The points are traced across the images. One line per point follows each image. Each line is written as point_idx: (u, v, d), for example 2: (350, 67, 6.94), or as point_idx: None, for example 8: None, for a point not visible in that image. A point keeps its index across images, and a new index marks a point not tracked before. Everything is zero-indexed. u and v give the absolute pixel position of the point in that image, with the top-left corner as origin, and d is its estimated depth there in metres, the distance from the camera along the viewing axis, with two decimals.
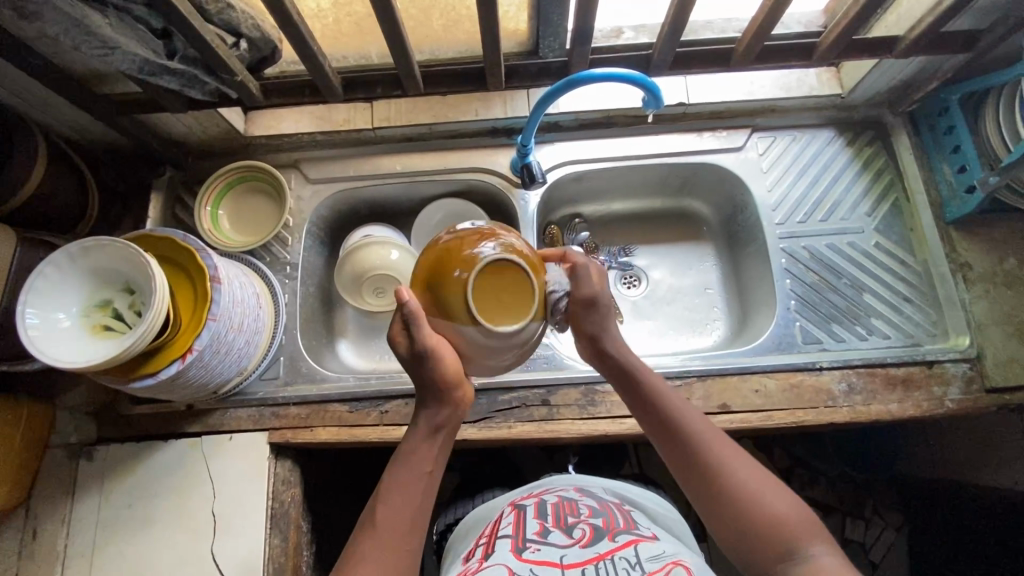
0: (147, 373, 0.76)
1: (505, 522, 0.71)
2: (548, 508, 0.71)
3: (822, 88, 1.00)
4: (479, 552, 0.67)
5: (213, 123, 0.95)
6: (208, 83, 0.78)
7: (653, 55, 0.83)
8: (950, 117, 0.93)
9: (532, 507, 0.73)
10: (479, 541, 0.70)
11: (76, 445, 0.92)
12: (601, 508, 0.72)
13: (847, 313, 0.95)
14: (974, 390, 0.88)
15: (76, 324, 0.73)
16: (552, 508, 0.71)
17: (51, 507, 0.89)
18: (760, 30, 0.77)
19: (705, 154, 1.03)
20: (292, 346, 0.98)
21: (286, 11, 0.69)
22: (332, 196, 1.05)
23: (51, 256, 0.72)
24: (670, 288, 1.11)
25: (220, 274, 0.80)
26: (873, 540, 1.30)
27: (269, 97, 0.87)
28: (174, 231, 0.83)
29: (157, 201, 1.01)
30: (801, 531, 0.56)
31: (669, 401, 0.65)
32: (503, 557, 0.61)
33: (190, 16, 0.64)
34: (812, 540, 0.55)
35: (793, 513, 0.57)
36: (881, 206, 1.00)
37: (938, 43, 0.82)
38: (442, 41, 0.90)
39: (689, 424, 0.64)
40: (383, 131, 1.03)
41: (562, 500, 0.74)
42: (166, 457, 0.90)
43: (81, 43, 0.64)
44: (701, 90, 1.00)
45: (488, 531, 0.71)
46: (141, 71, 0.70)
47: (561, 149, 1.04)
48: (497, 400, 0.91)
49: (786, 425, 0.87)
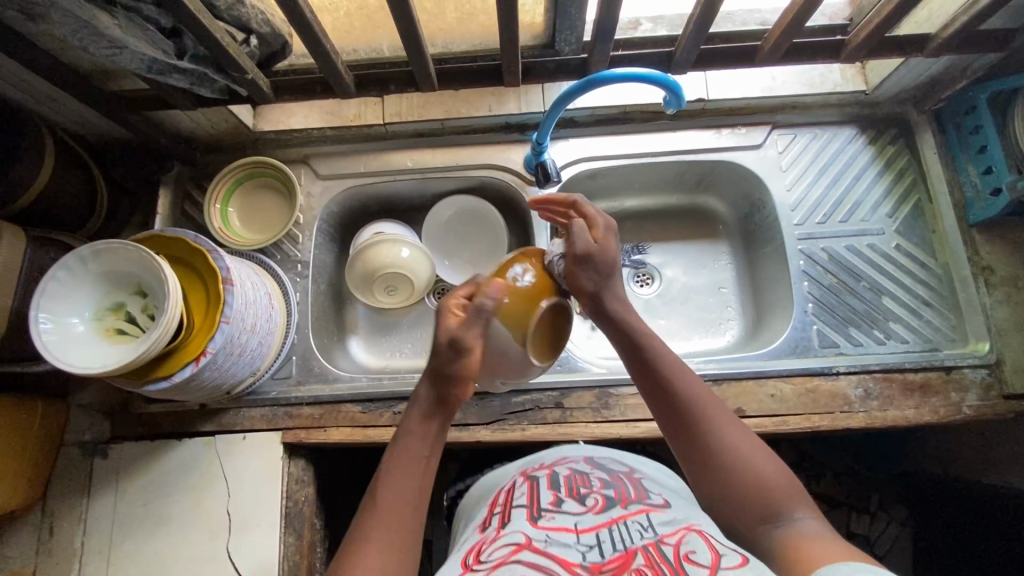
0: (161, 376, 0.75)
1: (517, 492, 0.69)
2: (560, 478, 0.70)
3: (846, 84, 0.97)
4: (492, 521, 0.66)
5: (223, 118, 0.93)
6: (218, 80, 0.75)
7: (676, 53, 0.80)
8: (977, 116, 0.90)
9: (544, 478, 0.71)
10: (491, 511, 0.69)
11: (91, 444, 0.92)
12: (612, 477, 0.71)
13: (864, 317, 0.93)
14: (991, 396, 0.87)
15: (90, 329, 0.72)
16: (565, 479, 0.70)
17: (69, 504, 0.90)
18: (789, 28, 0.74)
19: (723, 151, 1.00)
20: (304, 345, 0.97)
21: (298, 8, 0.66)
22: (342, 193, 1.03)
23: (62, 259, 0.71)
24: (684, 287, 1.10)
25: (231, 277, 0.80)
26: (877, 534, 1.30)
27: (279, 93, 0.85)
28: (185, 232, 0.82)
29: (166, 198, 1.00)
30: (787, 496, 0.56)
31: (666, 367, 0.64)
32: (518, 524, 0.61)
33: (201, 14, 0.62)
34: (797, 505, 0.56)
35: (782, 479, 0.57)
36: (903, 208, 0.98)
37: (973, 41, 0.79)
38: (455, 34, 0.87)
39: (688, 387, 0.62)
40: (394, 127, 1.01)
41: (574, 471, 0.72)
42: (180, 455, 0.91)
43: (91, 43, 0.62)
44: (721, 85, 0.97)
45: (500, 501, 0.70)
46: (149, 70, 0.68)
47: (575, 146, 1.02)
48: (510, 402, 0.91)
49: (802, 430, 0.87)
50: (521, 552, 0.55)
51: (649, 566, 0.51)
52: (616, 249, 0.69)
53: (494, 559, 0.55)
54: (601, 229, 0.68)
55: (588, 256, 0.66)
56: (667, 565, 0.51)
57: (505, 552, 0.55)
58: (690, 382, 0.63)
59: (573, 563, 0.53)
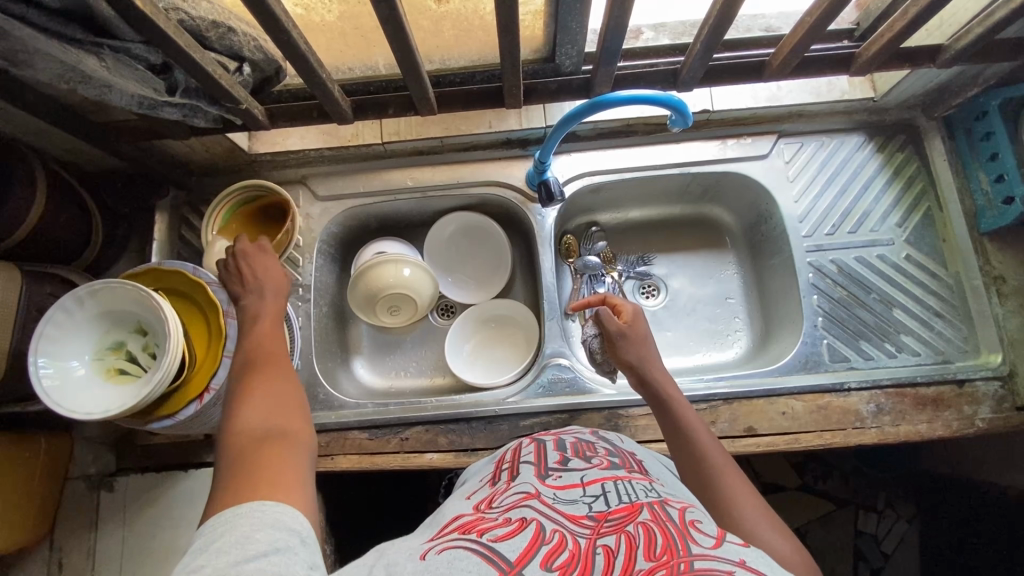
0: (167, 414, 0.74)
1: (524, 450, 0.71)
2: (566, 443, 0.71)
3: (853, 92, 0.95)
4: (499, 476, 0.67)
5: (218, 144, 0.91)
6: (211, 112, 0.73)
7: (682, 70, 0.78)
8: (988, 122, 0.88)
9: (551, 441, 0.72)
10: (498, 466, 0.70)
11: (97, 477, 0.91)
12: (617, 448, 0.71)
13: (876, 330, 0.92)
14: (1005, 409, 0.86)
15: (90, 370, 0.71)
16: (571, 444, 0.71)
17: (77, 537, 0.89)
18: (799, 44, 0.72)
19: (729, 162, 0.99)
20: (308, 371, 0.96)
21: (292, 41, 0.64)
22: (342, 214, 1.01)
23: (59, 301, 0.70)
24: (690, 298, 1.09)
25: (232, 309, 0.79)
26: (884, 532, 1.29)
27: (275, 120, 0.83)
28: (184, 265, 0.81)
29: (163, 222, 0.98)
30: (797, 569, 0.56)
31: (701, 437, 0.70)
32: (527, 480, 0.61)
33: (191, 49, 0.60)
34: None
35: (795, 556, 0.57)
36: (912, 217, 0.96)
37: (987, 51, 0.76)
38: (452, 50, 0.84)
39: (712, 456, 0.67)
40: (392, 146, 0.98)
41: (580, 439, 0.73)
42: (186, 486, 0.90)
43: (80, 85, 0.62)
44: (725, 96, 0.95)
45: (506, 457, 0.72)
46: (140, 105, 0.67)
47: (578, 160, 1.00)
48: (518, 425, 0.90)
49: (813, 447, 0.86)
50: (531, 500, 0.56)
51: (653, 521, 0.50)
52: (646, 328, 0.83)
53: (505, 504, 0.56)
54: (631, 314, 0.84)
55: (617, 338, 0.81)
56: (671, 525, 0.49)
57: (516, 499, 0.57)
58: (714, 453, 0.68)
59: (580, 516, 0.52)
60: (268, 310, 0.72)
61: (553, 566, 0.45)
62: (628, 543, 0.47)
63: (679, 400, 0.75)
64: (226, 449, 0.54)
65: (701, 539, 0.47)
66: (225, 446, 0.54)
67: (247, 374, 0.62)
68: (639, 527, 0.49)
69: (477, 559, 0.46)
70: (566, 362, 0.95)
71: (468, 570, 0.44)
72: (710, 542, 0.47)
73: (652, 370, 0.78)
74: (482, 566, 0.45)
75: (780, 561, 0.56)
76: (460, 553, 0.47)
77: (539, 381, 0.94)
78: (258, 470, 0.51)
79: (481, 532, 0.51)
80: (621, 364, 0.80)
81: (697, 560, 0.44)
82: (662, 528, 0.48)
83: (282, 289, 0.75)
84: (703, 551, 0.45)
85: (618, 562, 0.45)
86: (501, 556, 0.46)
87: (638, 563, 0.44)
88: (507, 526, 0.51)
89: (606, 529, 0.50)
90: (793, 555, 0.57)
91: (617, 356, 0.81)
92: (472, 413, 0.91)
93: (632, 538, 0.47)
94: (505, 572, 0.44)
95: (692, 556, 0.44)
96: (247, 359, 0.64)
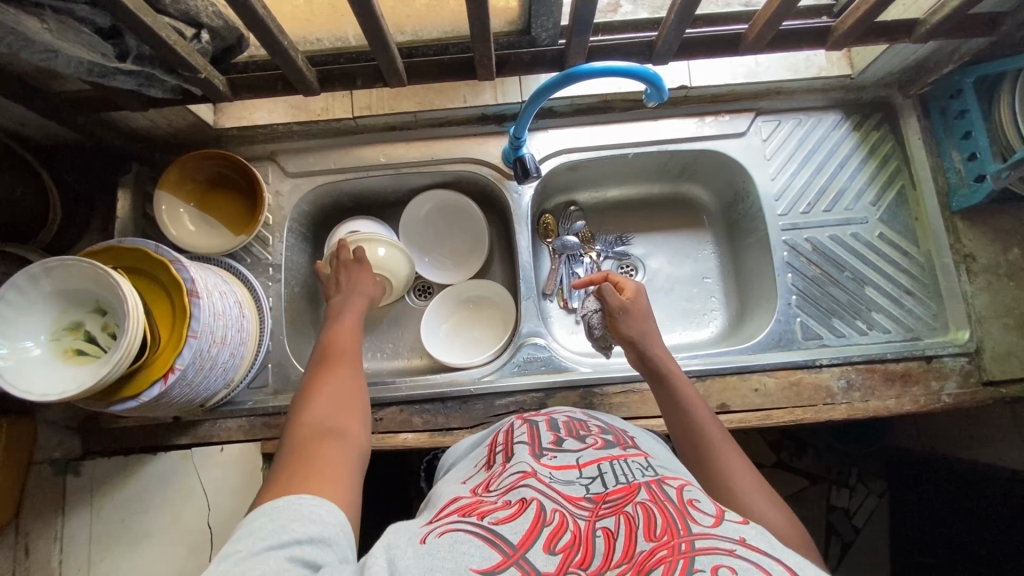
0: (128, 395, 0.72)
1: (517, 430, 0.68)
2: (559, 423, 0.69)
3: (831, 69, 0.94)
4: (495, 459, 0.65)
5: (181, 116, 0.88)
6: (168, 81, 0.70)
7: (658, 43, 0.77)
8: (962, 101, 0.88)
9: (543, 422, 0.70)
10: (492, 449, 0.68)
11: (62, 461, 0.88)
12: (610, 426, 0.71)
13: (848, 308, 0.93)
14: (971, 383, 0.88)
15: (46, 351, 0.69)
16: (563, 423, 0.69)
17: (44, 520, 0.81)
18: (774, 17, 0.71)
19: (707, 140, 0.98)
20: (279, 352, 0.95)
21: (249, 6, 0.61)
22: (313, 191, 0.99)
23: (10, 278, 0.67)
24: (668, 277, 1.09)
25: (197, 288, 0.76)
26: (856, 506, 1.32)
27: (238, 92, 0.80)
28: (144, 242, 0.78)
29: (125, 201, 0.94)
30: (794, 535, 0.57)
31: (701, 415, 0.71)
32: (522, 460, 0.60)
33: (142, 13, 0.57)
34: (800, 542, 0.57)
35: (792, 524, 0.59)
36: (887, 195, 0.97)
37: (961, 27, 0.76)
38: (423, 21, 0.82)
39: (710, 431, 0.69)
40: (364, 120, 0.96)
41: (572, 418, 0.71)
42: (156, 471, 0.92)
43: (21, 50, 0.57)
44: (704, 71, 0.94)
45: (498, 439, 0.69)
46: (90, 74, 0.64)
47: (556, 136, 0.98)
48: (494, 404, 0.90)
49: (784, 423, 0.87)
50: (528, 479, 0.55)
51: (652, 501, 0.50)
52: (648, 305, 0.84)
53: (504, 486, 0.55)
54: (633, 291, 0.84)
55: (619, 313, 0.81)
56: (670, 504, 0.49)
57: (514, 480, 0.55)
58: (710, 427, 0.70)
59: (578, 498, 0.52)
60: (351, 308, 0.86)
61: (556, 549, 0.45)
62: (627, 524, 0.47)
63: (677, 374, 0.76)
64: (291, 436, 0.64)
65: (701, 517, 0.47)
66: (292, 430, 0.64)
67: (316, 375, 0.74)
68: (637, 507, 0.49)
69: (479, 542, 0.45)
70: (542, 341, 0.94)
71: (472, 555, 0.44)
72: (710, 520, 0.47)
73: (652, 346, 0.79)
74: (485, 549, 0.45)
75: (779, 529, 0.57)
76: (461, 536, 0.47)
77: (515, 360, 0.93)
78: (307, 461, 0.58)
79: (482, 515, 0.51)
80: (620, 338, 0.81)
81: (698, 539, 0.44)
82: (661, 508, 0.48)
83: (365, 293, 0.89)
84: (704, 530, 0.45)
85: (618, 545, 0.45)
86: (504, 539, 0.46)
87: (639, 545, 0.44)
88: (507, 508, 0.51)
89: (605, 511, 0.50)
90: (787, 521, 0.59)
91: (616, 331, 0.81)
92: (447, 393, 0.90)
93: (631, 519, 0.47)
94: (508, 556, 0.44)
95: (692, 535, 0.44)
96: (323, 361, 0.77)
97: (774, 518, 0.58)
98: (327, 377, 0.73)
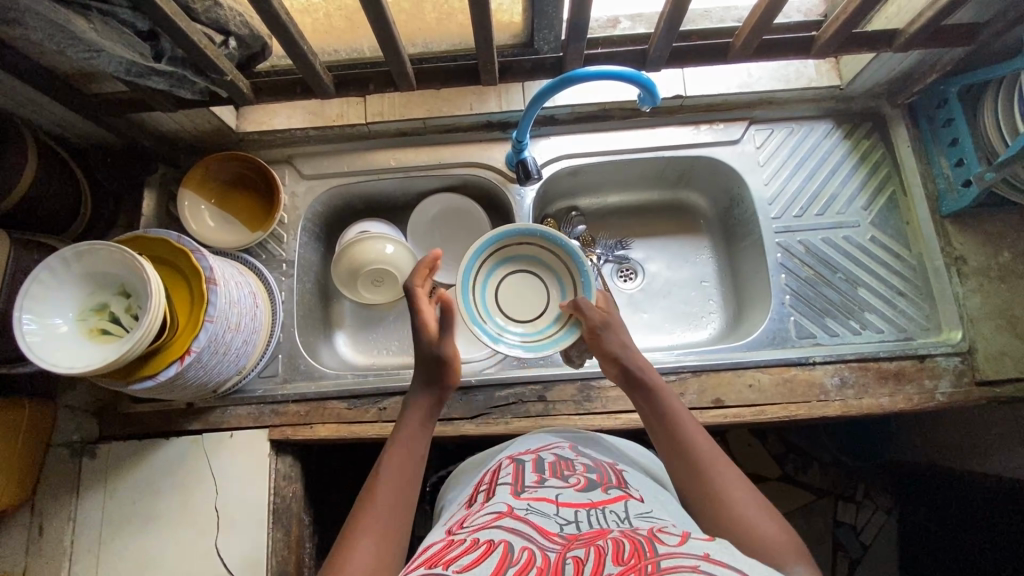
0: (147, 375, 0.76)
1: (502, 472, 0.69)
2: (545, 463, 0.70)
3: (820, 80, 0.99)
4: (477, 502, 0.65)
5: (207, 120, 0.94)
6: (197, 83, 0.77)
7: (650, 50, 0.82)
8: (949, 109, 0.92)
9: (529, 462, 0.71)
10: (477, 492, 0.69)
11: (79, 444, 0.93)
12: (595, 463, 0.72)
13: (841, 308, 0.95)
14: (964, 383, 0.89)
15: (73, 329, 0.73)
16: (549, 463, 0.70)
17: (58, 501, 0.90)
18: (758, 25, 0.76)
19: (702, 147, 1.02)
20: (290, 343, 0.99)
21: (274, 11, 0.66)
22: (327, 192, 1.04)
23: (46, 261, 0.72)
24: (667, 282, 1.12)
25: (215, 276, 0.80)
26: (863, 523, 1.32)
27: (260, 94, 0.86)
28: (168, 233, 0.83)
29: (151, 199, 1.00)
30: (784, 550, 0.56)
31: (686, 423, 0.69)
32: (502, 498, 0.61)
33: (177, 18, 0.63)
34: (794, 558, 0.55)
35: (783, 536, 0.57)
36: (877, 200, 1.00)
37: (939, 36, 0.81)
38: (434, 34, 0.88)
39: (695, 438, 0.68)
40: (376, 126, 1.02)
41: (558, 457, 0.72)
42: (168, 454, 0.92)
43: (67, 47, 0.64)
44: (699, 81, 0.99)
45: (484, 480, 0.70)
46: (128, 73, 0.70)
47: (557, 143, 1.03)
48: (494, 396, 0.93)
49: (779, 419, 0.89)
50: (502, 519, 0.56)
51: (624, 536, 0.51)
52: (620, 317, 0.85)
53: (477, 525, 0.56)
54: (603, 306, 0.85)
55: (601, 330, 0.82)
56: (640, 536, 0.51)
57: (487, 519, 0.56)
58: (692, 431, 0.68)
59: (552, 532, 0.54)
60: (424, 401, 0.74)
61: None
62: (597, 553, 0.48)
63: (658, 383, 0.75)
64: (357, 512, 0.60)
65: (667, 539, 0.50)
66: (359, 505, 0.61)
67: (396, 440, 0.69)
68: (609, 541, 0.50)
69: None
70: None
71: None
72: (676, 540, 0.50)
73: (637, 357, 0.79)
74: None
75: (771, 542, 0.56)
76: None
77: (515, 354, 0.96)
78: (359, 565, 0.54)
79: (448, 563, 0.49)
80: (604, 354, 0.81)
81: (664, 559, 0.46)
82: (632, 539, 0.50)
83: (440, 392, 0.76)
84: (669, 550, 0.47)
85: (588, 569, 0.46)
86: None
87: (606, 569, 0.45)
88: (474, 546, 0.51)
89: (576, 545, 0.51)
90: (779, 535, 0.57)
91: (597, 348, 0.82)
92: None
93: (600, 549, 0.49)
94: None
95: (659, 556, 0.46)
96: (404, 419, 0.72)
97: (766, 534, 0.57)
98: (401, 452, 0.67)
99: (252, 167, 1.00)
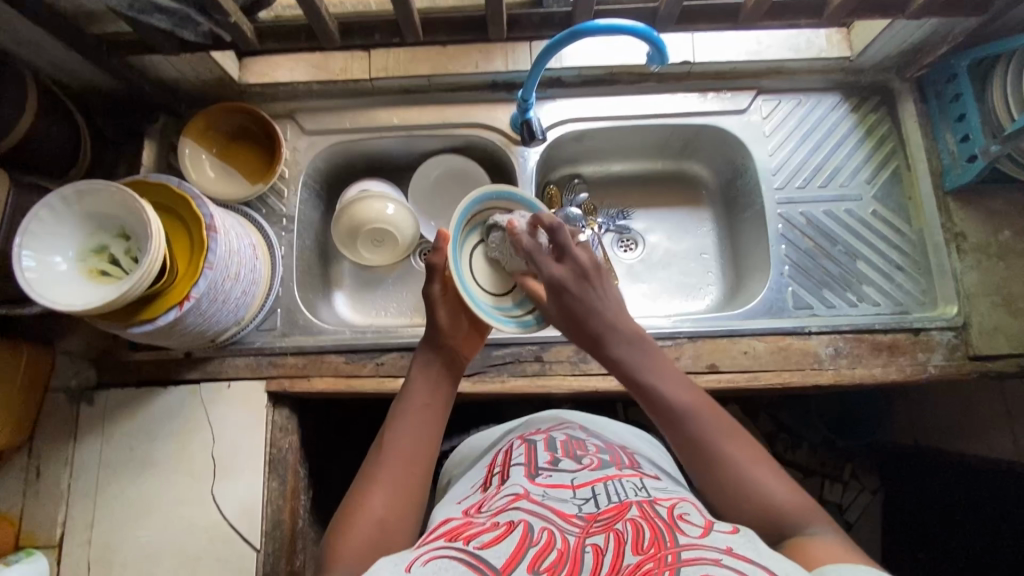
0: (146, 318, 0.76)
1: (514, 451, 0.68)
2: (557, 441, 0.69)
3: (830, 50, 0.98)
4: (491, 480, 0.65)
5: (209, 69, 0.93)
6: (200, 24, 0.76)
7: (660, 9, 0.81)
8: (957, 84, 0.91)
9: (542, 440, 0.70)
10: (490, 469, 0.68)
11: (77, 390, 0.93)
12: (607, 444, 0.71)
13: (839, 280, 0.96)
14: (957, 357, 0.90)
15: (73, 268, 0.73)
16: (562, 441, 0.70)
17: (56, 445, 0.91)
18: None
19: (709, 115, 1.01)
20: (289, 298, 0.99)
21: None
22: (329, 148, 1.03)
23: (46, 198, 0.71)
24: (667, 252, 1.12)
25: (215, 223, 0.80)
26: (849, 502, 1.32)
27: (264, 41, 0.85)
28: (170, 179, 0.83)
29: (151, 149, 0.99)
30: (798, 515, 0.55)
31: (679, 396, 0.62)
32: (517, 481, 0.61)
33: None
34: (811, 521, 0.55)
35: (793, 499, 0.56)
36: (881, 174, 1.00)
37: (951, 5, 0.80)
38: None
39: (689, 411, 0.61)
40: (380, 82, 1.00)
41: (571, 436, 0.71)
42: (165, 402, 0.93)
43: None
44: (707, 47, 0.98)
45: (497, 461, 0.69)
46: (131, 8, 0.70)
47: (562, 106, 1.02)
48: (491, 355, 0.93)
49: (772, 385, 0.90)
50: (519, 501, 0.56)
51: (642, 518, 0.52)
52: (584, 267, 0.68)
53: (494, 508, 0.56)
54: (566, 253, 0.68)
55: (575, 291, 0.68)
56: (659, 520, 0.52)
57: (505, 502, 0.57)
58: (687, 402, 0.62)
59: (570, 515, 0.54)
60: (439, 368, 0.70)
61: (540, 569, 0.46)
62: (616, 540, 0.49)
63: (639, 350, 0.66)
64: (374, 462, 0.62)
65: (688, 529, 0.50)
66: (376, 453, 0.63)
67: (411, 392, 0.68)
68: (627, 524, 0.51)
69: (464, 569, 0.46)
70: None
71: None
72: (698, 531, 0.50)
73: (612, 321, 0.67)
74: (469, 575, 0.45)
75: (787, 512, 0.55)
76: (448, 562, 0.47)
77: None
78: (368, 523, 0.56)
79: (468, 539, 0.51)
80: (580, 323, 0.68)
81: (684, 550, 0.46)
82: (651, 524, 0.51)
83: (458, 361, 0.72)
84: (690, 541, 0.48)
85: (606, 561, 0.47)
86: (487, 563, 0.47)
87: (626, 559, 0.47)
88: (494, 531, 0.52)
89: (595, 529, 0.52)
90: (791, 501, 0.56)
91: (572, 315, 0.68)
92: None
93: (620, 536, 0.49)
94: None
95: (679, 547, 0.47)
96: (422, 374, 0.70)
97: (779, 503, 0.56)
98: (416, 407, 0.66)
99: (252, 120, 0.99)
